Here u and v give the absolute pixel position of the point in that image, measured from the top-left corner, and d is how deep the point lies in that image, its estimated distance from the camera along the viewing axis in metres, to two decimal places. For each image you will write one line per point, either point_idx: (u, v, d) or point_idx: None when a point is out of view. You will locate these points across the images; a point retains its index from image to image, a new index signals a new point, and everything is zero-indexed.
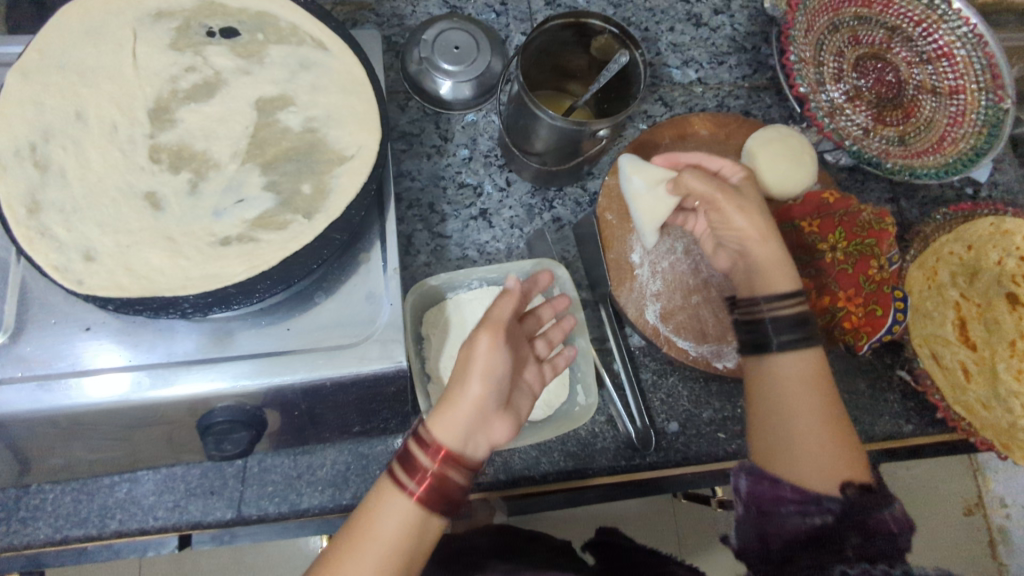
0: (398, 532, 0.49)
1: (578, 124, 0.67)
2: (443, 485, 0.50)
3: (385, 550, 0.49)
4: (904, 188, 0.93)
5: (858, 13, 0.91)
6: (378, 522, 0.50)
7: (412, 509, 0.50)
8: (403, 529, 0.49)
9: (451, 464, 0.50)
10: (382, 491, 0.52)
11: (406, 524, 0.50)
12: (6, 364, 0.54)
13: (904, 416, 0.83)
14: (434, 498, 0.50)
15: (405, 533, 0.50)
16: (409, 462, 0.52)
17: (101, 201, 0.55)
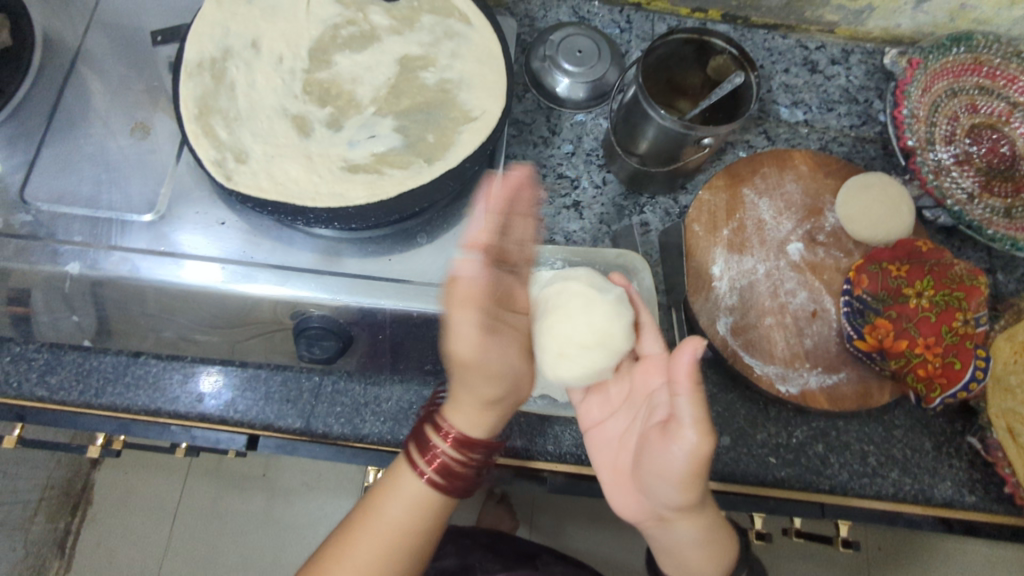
0: (408, 513, 0.58)
1: (686, 126, 0.71)
2: (453, 466, 0.59)
3: (393, 525, 0.57)
4: (1003, 261, 0.91)
5: (980, 84, 0.92)
6: (389, 502, 0.59)
7: (425, 488, 0.59)
8: (416, 501, 0.58)
9: (456, 447, 0.59)
10: (396, 470, 0.61)
11: (418, 504, 0.58)
12: (152, 238, 0.62)
13: (968, 486, 0.79)
14: (445, 481, 0.59)
15: (418, 511, 0.58)
16: (424, 444, 0.60)
17: (258, 116, 0.64)
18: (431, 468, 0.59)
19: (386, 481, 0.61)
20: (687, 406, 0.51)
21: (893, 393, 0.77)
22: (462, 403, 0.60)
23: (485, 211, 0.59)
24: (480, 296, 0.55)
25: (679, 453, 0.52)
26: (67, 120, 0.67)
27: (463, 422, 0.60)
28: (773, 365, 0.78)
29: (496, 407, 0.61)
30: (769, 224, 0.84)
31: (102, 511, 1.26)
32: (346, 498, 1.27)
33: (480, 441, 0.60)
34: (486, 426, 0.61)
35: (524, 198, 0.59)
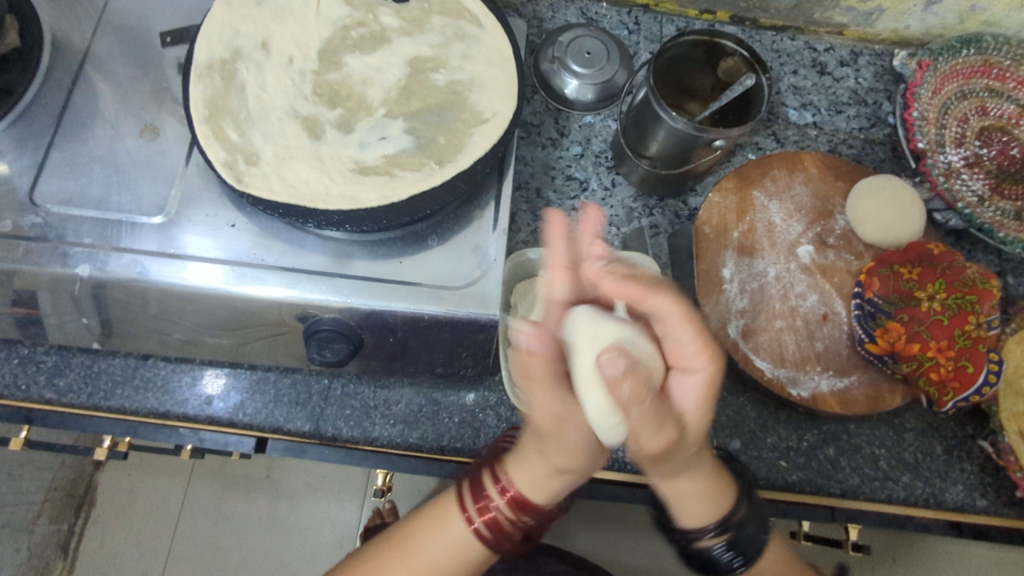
0: (446, 555, 0.58)
1: (697, 128, 0.71)
2: (503, 523, 0.58)
3: (430, 562, 0.57)
4: (1013, 264, 0.90)
5: (989, 86, 0.92)
6: (433, 538, 0.58)
7: (468, 535, 0.58)
8: (456, 547, 0.58)
9: (511, 505, 0.57)
10: (444, 510, 0.60)
11: (456, 549, 0.58)
12: (162, 239, 0.62)
13: (979, 490, 0.79)
14: (491, 534, 0.58)
15: (454, 555, 0.58)
16: (478, 491, 0.59)
17: (269, 118, 0.63)
18: (481, 517, 0.58)
19: (432, 511, 0.60)
20: (678, 327, 0.54)
21: (905, 396, 0.77)
22: (527, 454, 0.57)
23: (550, 247, 0.54)
24: (549, 371, 0.55)
25: (656, 439, 0.50)
26: (77, 122, 0.67)
27: (526, 479, 0.57)
28: (784, 368, 0.77)
29: (565, 475, 0.57)
30: (779, 226, 0.83)
31: (105, 513, 1.25)
32: (350, 500, 1.27)
33: (538, 506, 0.58)
34: (549, 492, 0.57)
35: (593, 232, 0.54)
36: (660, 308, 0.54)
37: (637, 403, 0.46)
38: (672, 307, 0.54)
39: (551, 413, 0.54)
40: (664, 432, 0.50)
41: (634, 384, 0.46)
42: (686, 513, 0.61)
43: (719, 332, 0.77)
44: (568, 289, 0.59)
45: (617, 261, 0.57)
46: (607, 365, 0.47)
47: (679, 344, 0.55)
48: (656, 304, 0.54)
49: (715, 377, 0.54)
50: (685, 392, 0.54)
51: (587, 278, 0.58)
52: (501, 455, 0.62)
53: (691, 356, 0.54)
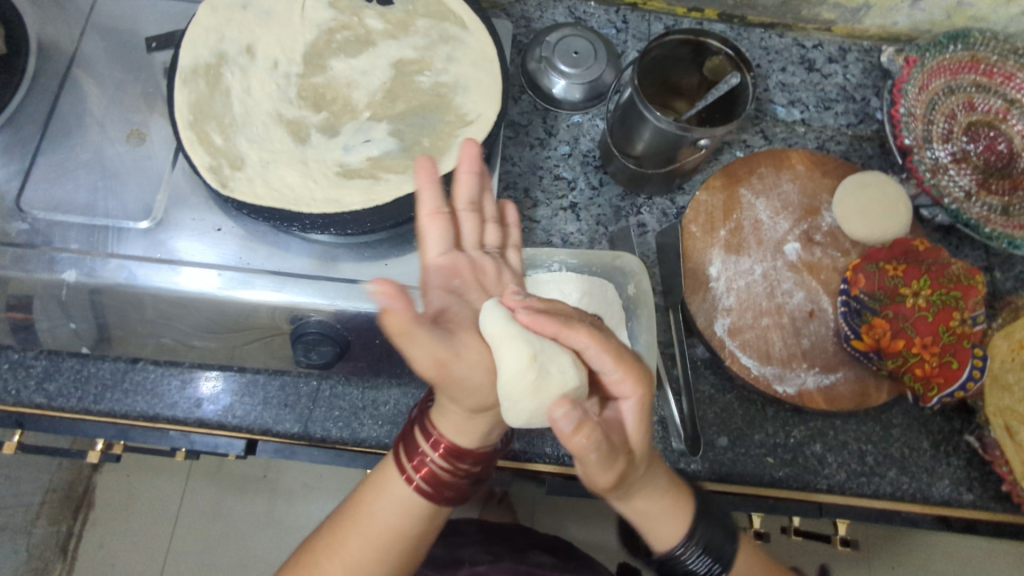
0: (397, 516, 0.55)
1: (682, 128, 0.71)
2: (444, 476, 0.55)
3: (381, 526, 0.55)
4: (1000, 259, 0.91)
5: (977, 81, 0.92)
6: (376, 499, 0.56)
7: (411, 494, 0.56)
8: (402, 507, 0.55)
9: (444, 455, 0.55)
10: (383, 476, 0.58)
11: (405, 507, 0.56)
12: (149, 245, 0.62)
13: (966, 484, 0.80)
14: (432, 490, 0.56)
15: (402, 513, 0.56)
16: (412, 449, 0.56)
17: (254, 122, 0.64)
18: (419, 474, 0.56)
19: (372, 482, 0.58)
20: (597, 354, 0.52)
21: (891, 392, 0.78)
22: (448, 414, 0.55)
23: (424, 186, 0.53)
24: (417, 321, 0.45)
25: (605, 474, 0.49)
26: (63, 128, 0.67)
27: (450, 428, 0.55)
28: (771, 366, 0.78)
29: (485, 413, 0.55)
30: (766, 224, 0.84)
31: (103, 515, 1.26)
32: (346, 499, 1.28)
33: (470, 451, 0.56)
34: (476, 432, 0.56)
35: (469, 169, 0.57)
36: (578, 340, 0.52)
37: (592, 448, 0.46)
38: (586, 337, 0.52)
39: (434, 357, 0.47)
40: (615, 467, 0.49)
41: (585, 436, 0.46)
42: (655, 534, 0.61)
43: (706, 330, 0.78)
44: (440, 245, 0.55)
45: (491, 219, 0.61)
46: (555, 412, 0.47)
47: (601, 370, 0.53)
48: (573, 337, 0.52)
49: (645, 401, 0.52)
50: (623, 419, 0.52)
51: (463, 226, 0.58)
52: (428, 407, 0.59)
53: (619, 381, 0.52)
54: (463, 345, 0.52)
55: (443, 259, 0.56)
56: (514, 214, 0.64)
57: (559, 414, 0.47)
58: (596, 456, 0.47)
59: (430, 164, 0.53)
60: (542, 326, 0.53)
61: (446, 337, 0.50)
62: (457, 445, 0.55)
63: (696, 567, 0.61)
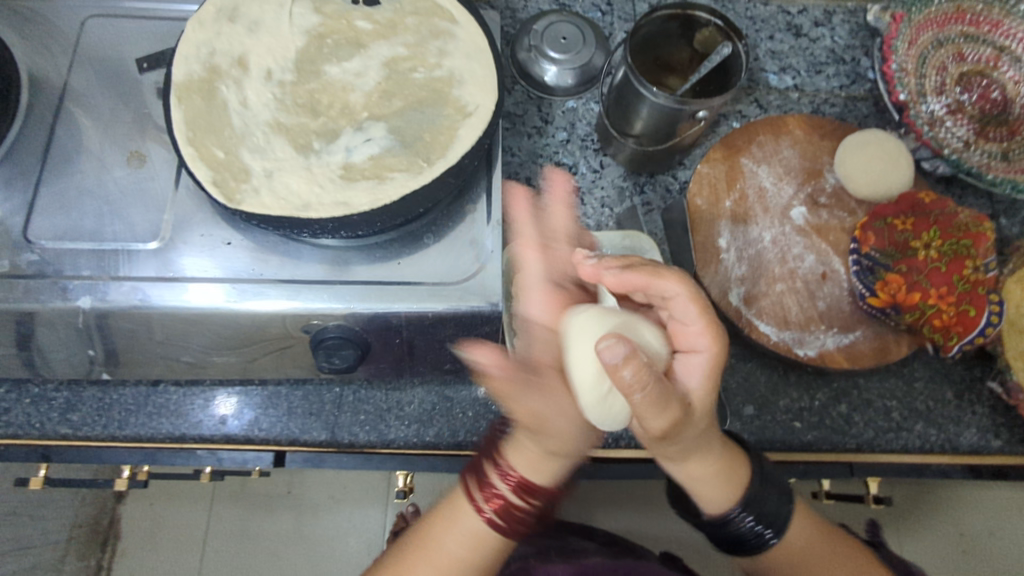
0: (466, 551, 0.56)
1: (679, 102, 0.71)
2: (515, 508, 0.56)
3: (448, 556, 0.56)
4: (1005, 205, 0.91)
5: (964, 31, 0.92)
6: (447, 534, 0.57)
7: (482, 525, 0.57)
8: (473, 539, 0.57)
9: (518, 492, 0.56)
10: (455, 505, 0.59)
11: (475, 540, 0.57)
12: (162, 264, 0.62)
13: (992, 431, 0.80)
14: (505, 523, 0.57)
15: (473, 545, 0.57)
16: (483, 482, 0.57)
17: (255, 133, 0.64)
18: (489, 506, 0.56)
19: (445, 511, 0.59)
20: (684, 308, 0.55)
21: (911, 345, 0.78)
22: (524, 438, 0.56)
23: (516, 213, 0.62)
24: (507, 381, 0.53)
25: (656, 420, 0.49)
26: (65, 157, 0.67)
27: (523, 461, 0.56)
28: (789, 331, 0.78)
29: (558, 457, 0.56)
30: (770, 191, 0.84)
31: (132, 545, 1.26)
32: (373, 507, 1.29)
33: (542, 487, 0.56)
34: (548, 472, 0.56)
35: (563, 198, 0.64)
36: (668, 289, 0.55)
37: (640, 386, 0.46)
38: (677, 285, 0.55)
39: (533, 414, 0.54)
40: (669, 412, 0.49)
41: (638, 367, 0.46)
42: (708, 494, 0.62)
43: (722, 301, 0.78)
44: (544, 272, 0.63)
45: (581, 239, 0.65)
46: (607, 344, 0.47)
47: (684, 324, 0.56)
48: (661, 288, 0.55)
49: (719, 357, 0.54)
50: (690, 371, 0.55)
51: (558, 256, 0.63)
52: (499, 438, 0.60)
53: (694, 335, 0.55)
54: (547, 381, 0.57)
55: (541, 291, 0.63)
56: (590, 240, 0.71)
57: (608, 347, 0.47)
58: (653, 394, 0.47)
59: (562, 175, 0.62)
60: (635, 279, 0.56)
61: (534, 388, 0.56)
62: (533, 476, 0.56)
63: (750, 530, 0.62)
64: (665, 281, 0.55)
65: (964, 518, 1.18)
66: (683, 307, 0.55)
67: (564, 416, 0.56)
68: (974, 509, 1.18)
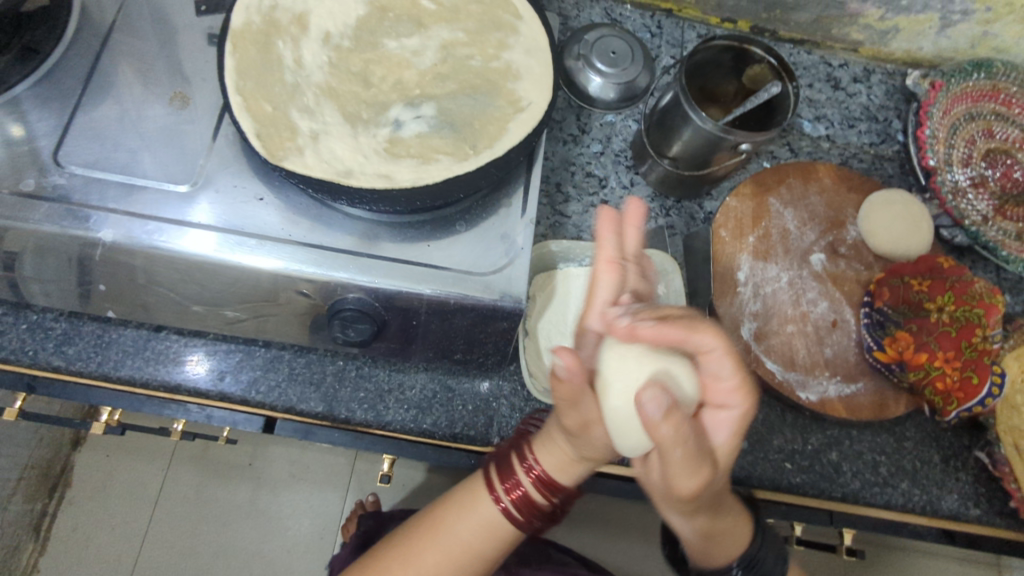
0: (477, 537, 0.58)
1: (725, 131, 0.72)
2: (535, 501, 0.58)
3: (461, 542, 0.58)
4: (1011, 283, 0.93)
5: (996, 109, 0.95)
6: (461, 519, 0.59)
7: (498, 514, 0.59)
8: (483, 527, 0.58)
9: (539, 485, 0.58)
10: (471, 495, 0.60)
11: (488, 528, 0.58)
12: (188, 208, 0.61)
13: (973, 500, 0.81)
14: (521, 515, 0.58)
15: (484, 534, 0.58)
16: (504, 472, 0.59)
17: (306, 94, 0.63)
18: (509, 497, 0.58)
19: (458, 499, 0.61)
20: (721, 364, 0.52)
21: (909, 404, 0.79)
22: (552, 437, 0.59)
23: (599, 238, 0.54)
24: (578, 385, 0.54)
25: (688, 479, 0.49)
26: (105, 86, 0.65)
27: (551, 462, 0.58)
28: (794, 372, 0.79)
29: (587, 462, 0.59)
30: (793, 233, 0.85)
31: (86, 490, 1.23)
32: (331, 490, 1.26)
33: (564, 487, 0.59)
34: (571, 474, 0.59)
35: (636, 226, 0.54)
36: (704, 343, 0.51)
37: (678, 440, 0.46)
38: (715, 341, 0.51)
39: (582, 419, 0.56)
40: (702, 468, 0.49)
41: (676, 430, 0.46)
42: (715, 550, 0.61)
43: (733, 333, 0.79)
44: (608, 292, 0.56)
45: (644, 267, 0.57)
46: (643, 394, 0.46)
47: (718, 379, 0.52)
48: (700, 341, 0.51)
49: (749, 414, 0.52)
50: (716, 429, 0.53)
51: (630, 280, 0.55)
52: (526, 437, 0.63)
53: (728, 391, 0.53)
54: (576, 391, 0.54)
55: (604, 305, 0.56)
56: (655, 271, 0.60)
57: (646, 399, 0.46)
58: (681, 452, 0.47)
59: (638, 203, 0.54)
60: (670, 335, 0.51)
61: (594, 399, 0.56)
62: (553, 476, 0.58)
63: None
64: (702, 337, 0.51)
65: None
66: (713, 364, 0.52)
67: (599, 425, 0.56)
68: None
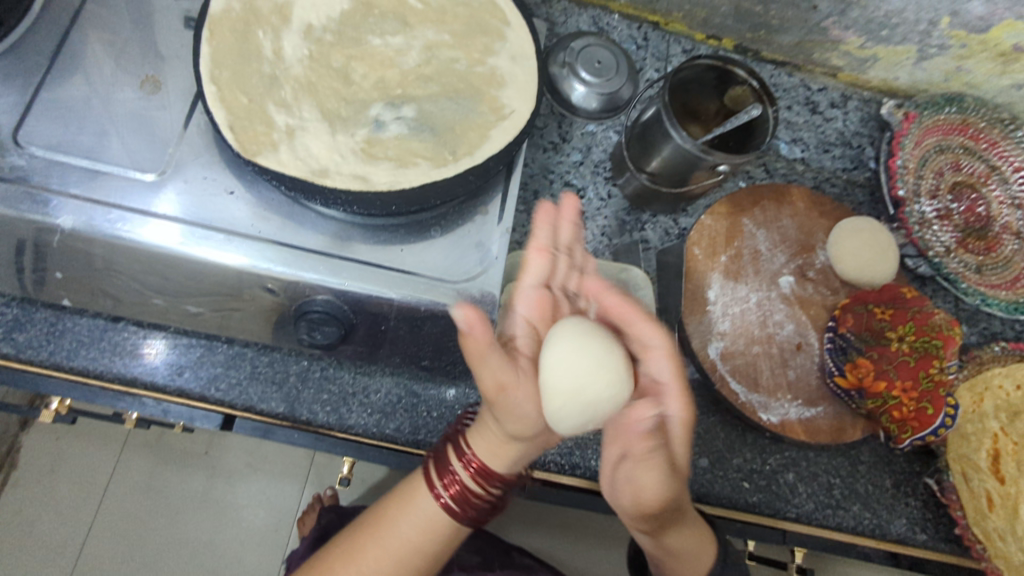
0: (419, 533, 0.59)
1: (705, 151, 0.72)
2: (472, 494, 0.59)
3: (402, 538, 0.59)
4: (967, 314, 0.97)
5: (964, 144, 0.97)
6: (404, 517, 0.59)
7: (439, 509, 0.59)
8: (423, 523, 0.59)
9: (477, 478, 0.59)
10: (412, 488, 0.61)
11: (428, 524, 0.59)
12: (154, 199, 0.58)
13: (920, 524, 0.83)
14: (460, 507, 0.59)
15: (426, 530, 0.59)
16: (442, 465, 0.60)
17: (283, 87, 0.61)
18: (448, 492, 0.59)
19: (398, 497, 0.61)
20: (662, 363, 0.57)
21: (865, 430, 0.81)
22: (485, 424, 0.59)
23: (535, 227, 0.58)
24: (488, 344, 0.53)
25: None
26: (71, 63, 0.63)
27: (483, 448, 0.59)
28: (757, 394, 0.80)
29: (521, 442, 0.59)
30: (764, 255, 0.86)
31: (31, 473, 1.19)
32: (290, 483, 1.24)
33: (500, 475, 0.59)
34: (508, 459, 0.59)
35: (571, 220, 0.59)
36: (647, 335, 0.57)
37: None
38: (658, 338, 0.57)
39: (497, 380, 0.56)
40: None
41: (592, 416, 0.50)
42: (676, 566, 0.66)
43: (700, 352, 0.80)
44: (542, 275, 0.61)
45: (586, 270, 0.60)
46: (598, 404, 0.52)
47: (658, 379, 0.57)
48: (644, 332, 0.57)
49: (688, 420, 0.54)
50: (641, 418, 0.55)
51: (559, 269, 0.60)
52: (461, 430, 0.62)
53: (664, 388, 0.56)
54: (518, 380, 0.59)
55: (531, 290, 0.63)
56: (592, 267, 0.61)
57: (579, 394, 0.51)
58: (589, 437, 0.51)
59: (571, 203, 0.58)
60: (621, 312, 0.59)
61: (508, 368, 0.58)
62: (487, 462, 0.59)
63: None
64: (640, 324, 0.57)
65: None
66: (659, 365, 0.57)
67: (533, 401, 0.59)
68: None
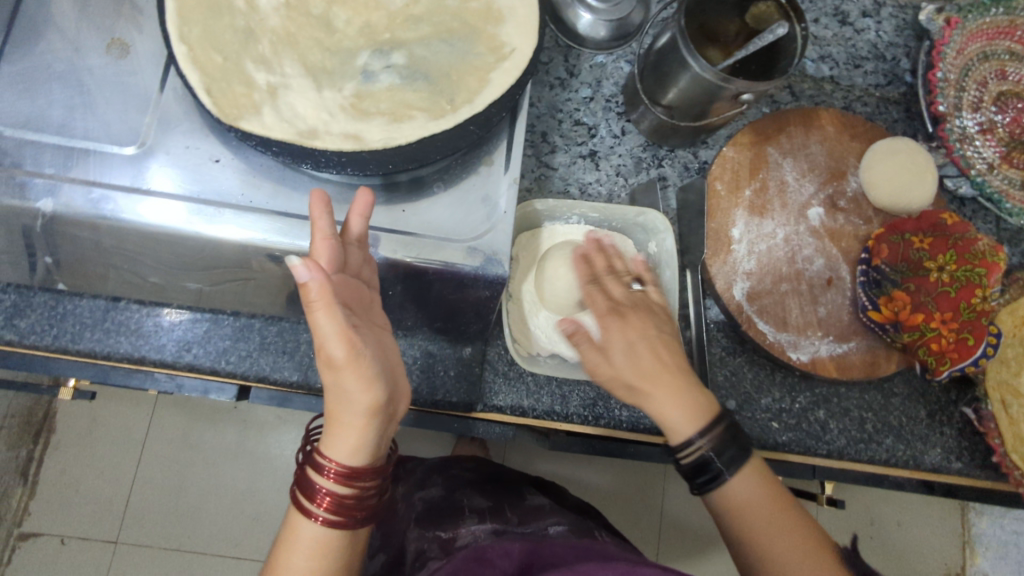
0: (314, 559, 0.50)
1: (723, 79, 0.65)
2: (346, 499, 0.50)
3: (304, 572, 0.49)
4: (1010, 234, 0.91)
5: (1011, 48, 0.88)
6: (292, 554, 0.50)
7: (324, 531, 0.50)
8: (315, 550, 0.50)
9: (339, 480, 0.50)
10: (291, 521, 0.52)
11: (321, 548, 0.50)
12: (136, 173, 0.55)
13: (955, 453, 0.81)
14: (343, 517, 0.50)
15: (322, 554, 0.50)
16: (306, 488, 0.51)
17: (261, 42, 0.56)
18: (322, 509, 0.50)
19: (282, 536, 0.52)
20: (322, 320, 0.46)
21: (901, 363, 0.78)
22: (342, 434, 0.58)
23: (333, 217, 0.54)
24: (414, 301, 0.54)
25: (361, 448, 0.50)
26: (36, 29, 0.58)
27: (342, 449, 0.49)
28: (786, 333, 0.77)
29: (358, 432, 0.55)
30: (791, 186, 0.81)
31: (67, 442, 1.21)
32: None
33: (363, 467, 0.50)
34: (365, 450, 0.50)
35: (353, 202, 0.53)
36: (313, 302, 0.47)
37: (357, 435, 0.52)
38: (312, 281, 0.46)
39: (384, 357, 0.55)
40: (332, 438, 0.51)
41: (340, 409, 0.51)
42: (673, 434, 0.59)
43: (725, 293, 0.76)
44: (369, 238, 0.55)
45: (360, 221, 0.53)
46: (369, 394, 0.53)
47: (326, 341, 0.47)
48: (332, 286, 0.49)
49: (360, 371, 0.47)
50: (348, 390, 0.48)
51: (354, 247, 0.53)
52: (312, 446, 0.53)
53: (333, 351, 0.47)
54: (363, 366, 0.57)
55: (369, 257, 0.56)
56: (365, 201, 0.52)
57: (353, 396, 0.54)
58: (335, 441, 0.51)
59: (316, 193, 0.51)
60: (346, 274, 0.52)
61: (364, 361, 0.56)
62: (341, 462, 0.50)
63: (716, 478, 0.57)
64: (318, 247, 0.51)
65: (882, 516, 1.26)
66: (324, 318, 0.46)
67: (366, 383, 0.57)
68: (892, 508, 1.26)
